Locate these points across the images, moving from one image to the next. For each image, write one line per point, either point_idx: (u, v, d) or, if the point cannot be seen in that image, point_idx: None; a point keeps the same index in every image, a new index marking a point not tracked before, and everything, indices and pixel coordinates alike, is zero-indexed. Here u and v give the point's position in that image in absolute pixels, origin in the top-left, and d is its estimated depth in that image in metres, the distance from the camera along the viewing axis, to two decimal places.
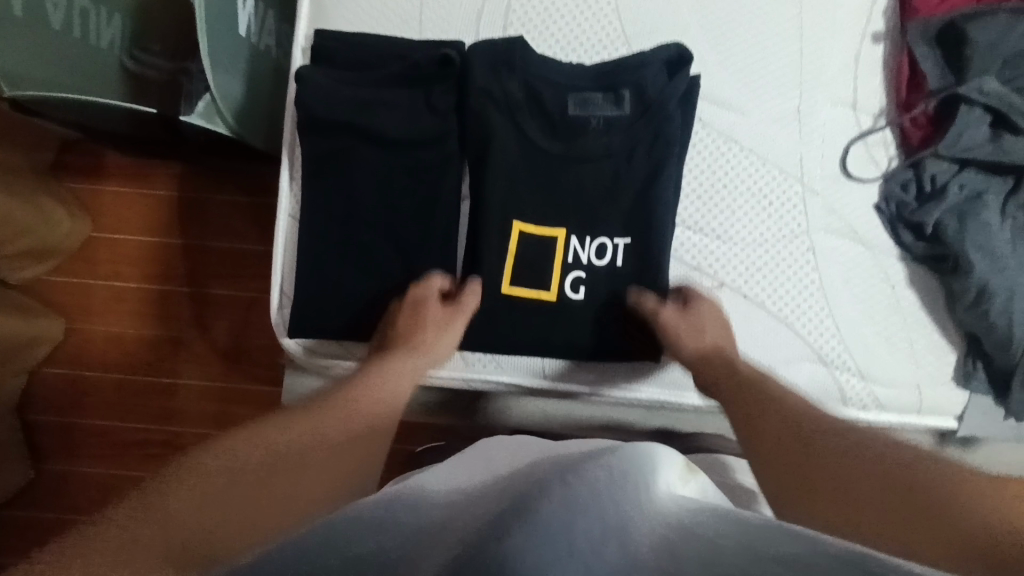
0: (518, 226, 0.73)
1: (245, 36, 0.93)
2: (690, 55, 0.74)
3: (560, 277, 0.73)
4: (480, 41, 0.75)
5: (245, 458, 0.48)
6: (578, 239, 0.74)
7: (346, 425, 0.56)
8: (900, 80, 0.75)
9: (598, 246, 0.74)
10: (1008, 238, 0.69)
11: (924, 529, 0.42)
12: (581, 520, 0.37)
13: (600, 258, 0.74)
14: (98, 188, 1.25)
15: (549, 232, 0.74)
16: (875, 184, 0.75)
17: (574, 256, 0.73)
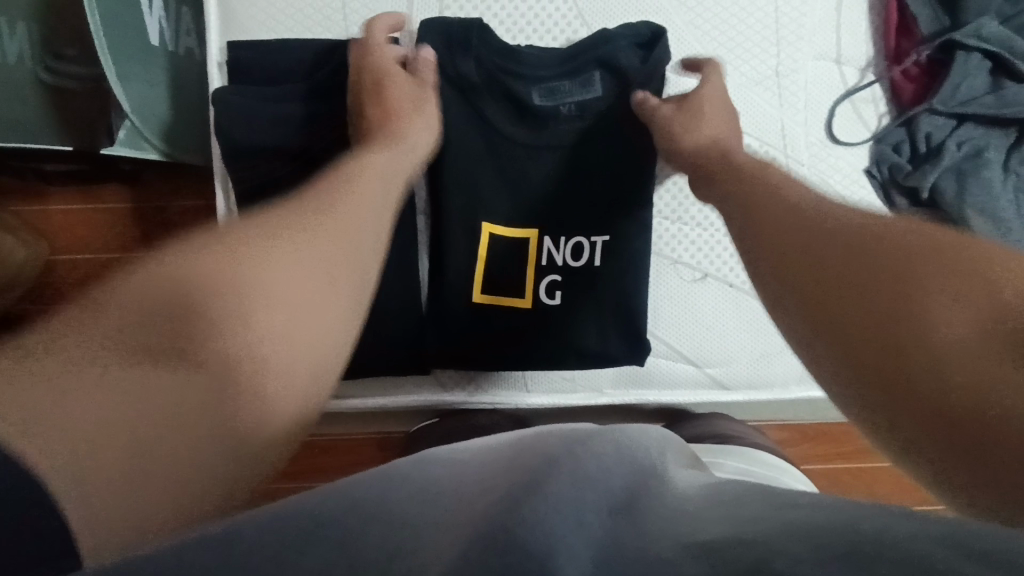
0: (487, 228, 0.67)
1: (159, 43, 0.83)
2: (665, 32, 0.66)
3: (533, 285, 0.67)
4: (429, 21, 0.66)
5: (215, 253, 0.40)
6: (552, 240, 0.67)
7: (339, 229, 0.46)
8: (889, 25, 0.67)
9: (574, 246, 0.67)
10: (1012, 197, 0.64)
11: (956, 300, 0.35)
12: (587, 497, 0.28)
13: (576, 259, 0.68)
14: (46, 209, 1.17)
15: (519, 233, 0.67)
16: (865, 147, 0.69)
17: (548, 258, 0.67)
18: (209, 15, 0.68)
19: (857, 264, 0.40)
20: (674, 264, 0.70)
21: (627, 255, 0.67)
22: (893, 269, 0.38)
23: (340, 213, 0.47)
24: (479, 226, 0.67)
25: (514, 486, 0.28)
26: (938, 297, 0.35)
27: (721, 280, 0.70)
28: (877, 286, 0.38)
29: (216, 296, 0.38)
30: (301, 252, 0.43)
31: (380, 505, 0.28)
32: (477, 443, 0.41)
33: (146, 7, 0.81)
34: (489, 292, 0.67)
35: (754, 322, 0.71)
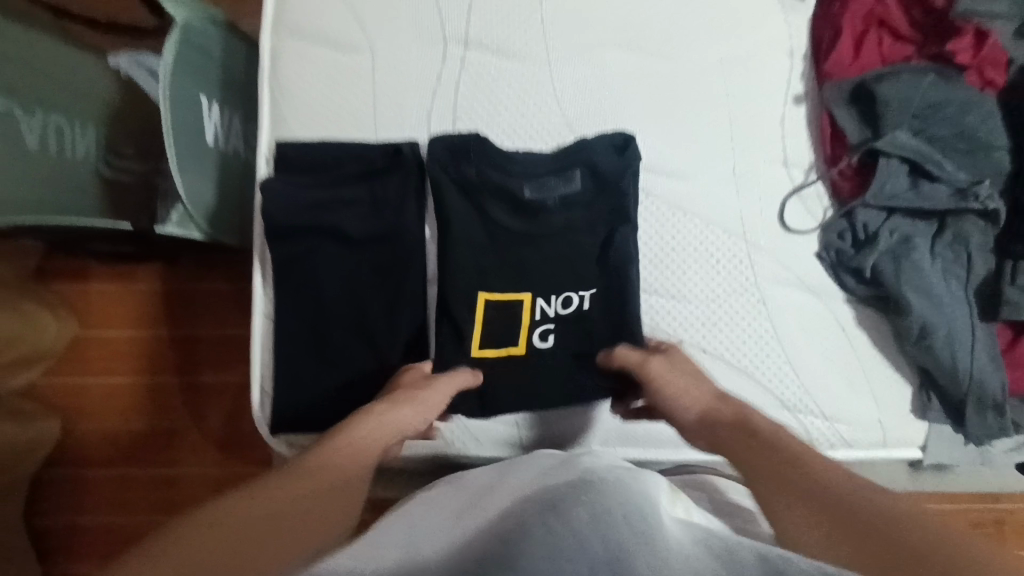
0: (484, 296, 0.76)
1: (213, 143, 0.97)
2: (635, 139, 0.80)
3: (528, 334, 0.76)
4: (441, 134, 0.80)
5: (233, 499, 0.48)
6: (544, 298, 0.76)
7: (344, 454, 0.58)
8: (823, 137, 0.81)
9: (564, 298, 0.76)
10: (941, 276, 0.75)
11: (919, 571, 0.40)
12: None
13: (566, 308, 0.76)
14: (84, 288, 1.28)
15: (514, 295, 0.76)
16: (814, 235, 0.80)
17: (541, 312, 0.76)
18: (263, 122, 0.82)
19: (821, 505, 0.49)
20: (652, 331, 0.79)
21: (608, 322, 0.77)
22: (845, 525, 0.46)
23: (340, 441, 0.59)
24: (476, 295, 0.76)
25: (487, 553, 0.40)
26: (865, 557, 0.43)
27: (696, 347, 0.78)
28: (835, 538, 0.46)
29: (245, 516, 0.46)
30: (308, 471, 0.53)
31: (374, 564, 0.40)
32: (454, 527, 0.49)
33: (207, 115, 0.96)
34: (487, 347, 0.76)
35: (729, 386, 0.77)
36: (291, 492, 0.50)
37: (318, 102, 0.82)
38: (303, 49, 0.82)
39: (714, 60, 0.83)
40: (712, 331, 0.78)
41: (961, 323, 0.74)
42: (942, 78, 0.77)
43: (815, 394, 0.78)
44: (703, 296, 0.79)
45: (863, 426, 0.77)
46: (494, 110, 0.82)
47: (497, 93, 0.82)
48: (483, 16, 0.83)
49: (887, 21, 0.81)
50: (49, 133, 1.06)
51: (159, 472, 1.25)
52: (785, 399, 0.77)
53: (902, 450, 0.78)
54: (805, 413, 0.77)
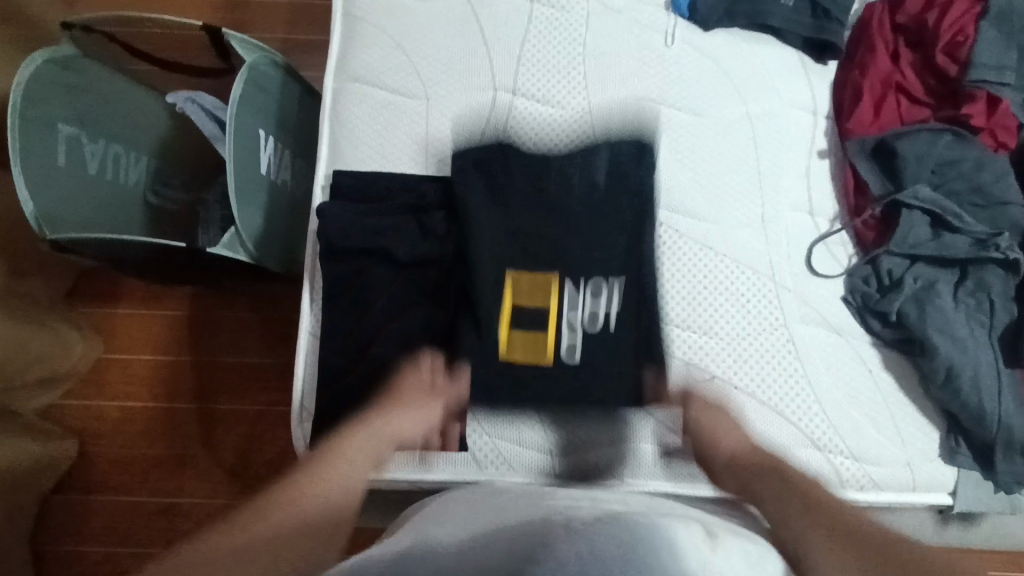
0: (513, 276, 0.80)
1: (266, 172, 1.02)
2: (655, 168, 0.85)
3: (557, 341, 0.79)
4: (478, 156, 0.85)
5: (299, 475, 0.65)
6: (572, 301, 0.79)
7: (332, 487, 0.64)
8: (847, 188, 0.87)
9: (592, 311, 0.79)
10: (964, 320, 0.79)
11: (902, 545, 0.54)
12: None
13: (594, 326, 0.79)
14: (112, 311, 1.30)
15: (541, 299, 0.79)
16: (839, 279, 0.85)
17: (570, 319, 0.79)
18: (322, 153, 0.88)
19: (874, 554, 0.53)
20: (684, 363, 0.81)
21: (632, 343, 0.79)
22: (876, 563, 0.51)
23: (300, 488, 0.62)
24: (507, 271, 0.80)
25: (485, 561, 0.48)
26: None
27: (727, 382, 0.80)
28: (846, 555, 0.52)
29: (312, 478, 0.64)
30: (358, 442, 0.70)
31: (394, 553, 0.51)
32: (468, 526, 0.56)
33: (263, 147, 1.02)
34: (514, 347, 0.79)
35: (760, 422, 0.79)
36: (322, 489, 0.63)
37: (373, 137, 0.88)
38: (363, 89, 0.89)
39: (740, 115, 0.90)
40: (745, 367, 0.81)
41: (985, 366, 0.77)
42: (958, 137, 0.84)
43: (844, 434, 0.79)
44: (736, 331, 0.82)
45: (892, 469, 0.78)
46: (534, 142, 0.88)
47: (539, 134, 0.88)
48: (529, 67, 0.90)
49: (903, 86, 0.89)
50: (108, 160, 1.11)
51: (168, 500, 1.23)
52: (815, 438, 0.78)
53: (931, 495, 0.79)
54: (834, 453, 0.78)
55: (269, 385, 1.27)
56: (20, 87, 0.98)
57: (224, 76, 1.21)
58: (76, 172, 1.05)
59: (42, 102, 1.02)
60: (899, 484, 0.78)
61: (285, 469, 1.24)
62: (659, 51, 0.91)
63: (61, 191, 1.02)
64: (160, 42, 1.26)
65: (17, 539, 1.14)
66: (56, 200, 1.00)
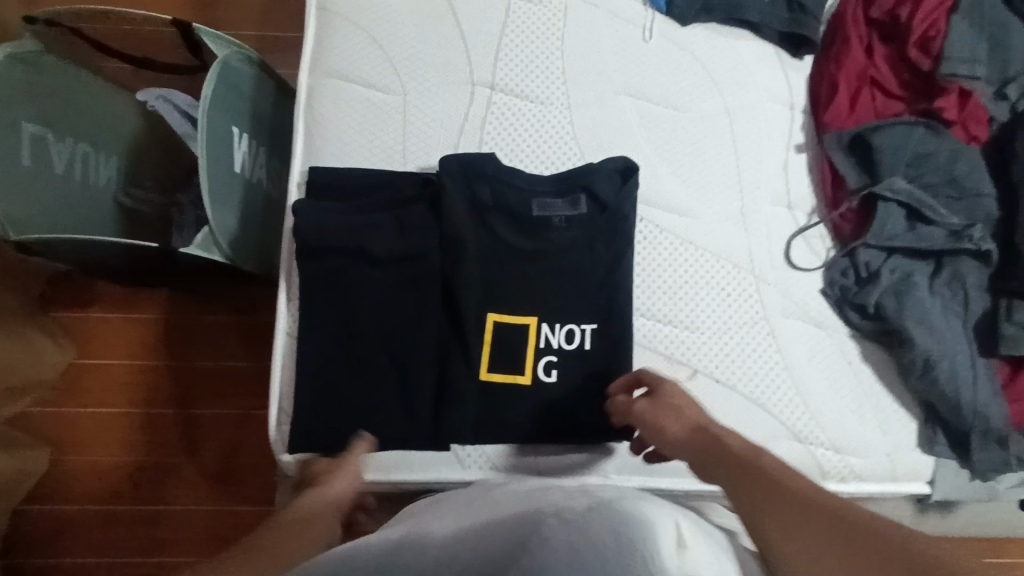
0: (493, 317, 0.79)
1: (240, 170, 1.00)
2: (635, 165, 0.84)
3: (534, 361, 0.78)
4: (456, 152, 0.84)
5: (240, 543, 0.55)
6: (548, 325, 0.79)
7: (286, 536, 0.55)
8: (824, 181, 0.88)
9: (567, 330, 0.79)
10: (940, 311, 0.80)
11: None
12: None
13: (570, 343, 0.79)
14: (83, 316, 1.26)
15: (521, 319, 0.79)
16: (819, 272, 0.85)
17: (546, 341, 0.79)
18: (297, 149, 0.86)
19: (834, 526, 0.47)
20: (666, 358, 0.81)
21: (613, 340, 0.79)
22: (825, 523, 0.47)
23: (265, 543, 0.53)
24: (486, 316, 0.79)
25: (490, 537, 0.49)
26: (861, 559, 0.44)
27: (709, 375, 0.80)
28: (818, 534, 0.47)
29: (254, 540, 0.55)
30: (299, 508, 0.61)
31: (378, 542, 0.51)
32: (463, 519, 0.55)
33: (236, 144, 1.00)
34: (494, 371, 0.78)
35: (741, 415, 0.79)
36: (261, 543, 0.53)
37: (349, 134, 0.86)
38: (338, 85, 0.88)
39: (718, 110, 0.90)
40: (726, 361, 0.81)
41: (962, 356, 0.78)
42: (931, 129, 0.85)
43: (824, 425, 0.79)
44: (716, 324, 0.82)
45: (873, 459, 0.79)
46: (513, 135, 0.87)
47: (516, 129, 0.87)
48: (507, 60, 0.89)
49: (878, 79, 0.90)
50: (76, 160, 1.07)
51: (145, 509, 1.20)
52: (795, 430, 0.79)
53: (911, 485, 0.80)
54: (815, 444, 0.79)
55: (248, 389, 1.25)
56: None
57: (196, 73, 1.18)
58: (42, 172, 1.02)
59: (5, 102, 0.99)
60: (879, 474, 0.79)
61: (267, 473, 1.22)
62: (637, 46, 0.91)
63: (26, 192, 0.99)
64: (129, 38, 1.23)
65: None
66: (19, 201, 0.98)
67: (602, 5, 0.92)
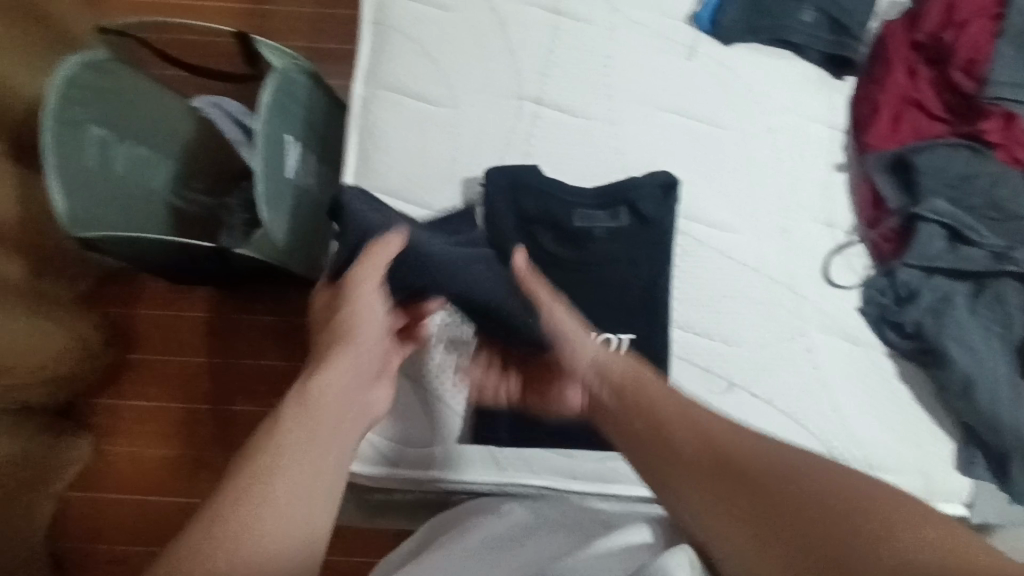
0: None
1: (292, 176, 1.04)
2: (677, 180, 0.87)
3: None
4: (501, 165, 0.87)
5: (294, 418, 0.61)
6: (589, 334, 0.82)
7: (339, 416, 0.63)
8: (865, 201, 0.89)
9: (606, 339, 0.81)
10: (982, 333, 0.80)
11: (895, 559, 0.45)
12: None
13: (609, 351, 0.81)
14: (130, 312, 1.32)
15: None
16: (857, 290, 0.86)
17: (587, 349, 0.81)
18: (349, 158, 0.89)
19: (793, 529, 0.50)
20: (703, 370, 0.82)
21: (651, 350, 0.82)
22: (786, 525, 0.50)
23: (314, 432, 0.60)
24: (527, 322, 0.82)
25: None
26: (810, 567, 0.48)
27: (745, 388, 0.81)
28: (760, 545, 0.51)
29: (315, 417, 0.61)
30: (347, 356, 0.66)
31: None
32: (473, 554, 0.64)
33: (289, 151, 1.04)
34: None
35: (777, 429, 0.80)
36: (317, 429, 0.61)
37: (401, 144, 0.90)
38: (391, 97, 0.91)
39: (758, 128, 0.91)
40: (763, 375, 0.82)
41: (1004, 377, 0.78)
42: (975, 152, 0.86)
43: (860, 443, 0.80)
44: (754, 338, 0.83)
45: (909, 478, 0.79)
46: (558, 147, 0.90)
47: (562, 143, 0.90)
48: (554, 76, 0.92)
49: (921, 101, 0.90)
50: (133, 163, 1.13)
51: (182, 500, 1.24)
52: (829, 446, 0.80)
53: (947, 505, 0.80)
54: (848, 461, 0.80)
55: (283, 387, 1.29)
56: (58, 87, 1.01)
57: (249, 82, 1.24)
58: (105, 174, 1.07)
59: (74, 105, 1.04)
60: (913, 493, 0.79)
61: None
62: (680, 64, 0.93)
63: (90, 191, 1.04)
64: (187, 48, 1.29)
65: (34, 536, 1.15)
66: (85, 201, 1.03)
67: (647, 25, 0.95)
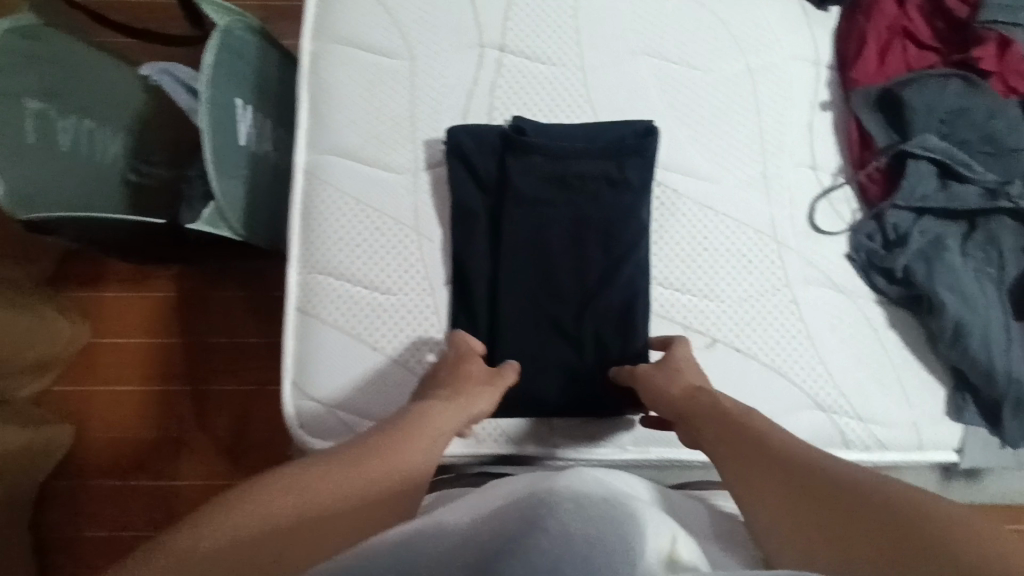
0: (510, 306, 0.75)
1: (245, 144, 0.98)
2: (656, 128, 0.81)
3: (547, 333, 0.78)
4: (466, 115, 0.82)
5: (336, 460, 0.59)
6: (562, 296, 0.78)
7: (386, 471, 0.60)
8: (851, 141, 0.84)
9: (582, 302, 0.78)
10: (974, 276, 0.77)
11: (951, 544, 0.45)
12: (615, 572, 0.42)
13: (585, 314, 0.78)
14: (98, 294, 1.27)
15: (534, 290, 0.78)
16: (844, 236, 0.82)
17: (559, 312, 0.78)
18: (301, 119, 0.83)
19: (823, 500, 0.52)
20: (684, 328, 0.79)
21: (631, 310, 0.77)
22: (807, 495, 0.53)
23: (364, 468, 0.59)
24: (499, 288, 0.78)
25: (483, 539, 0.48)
26: (833, 548, 0.49)
27: (729, 345, 0.78)
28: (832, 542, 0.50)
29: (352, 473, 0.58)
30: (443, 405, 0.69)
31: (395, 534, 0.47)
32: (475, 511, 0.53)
33: (241, 116, 0.97)
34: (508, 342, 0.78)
35: (762, 385, 0.77)
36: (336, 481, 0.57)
37: (355, 101, 0.84)
38: (342, 51, 0.85)
39: (737, 67, 0.86)
40: (747, 329, 0.78)
41: (994, 321, 0.75)
42: (967, 83, 0.81)
43: (849, 395, 0.77)
44: (738, 294, 0.79)
45: (897, 429, 0.77)
46: (525, 87, 0.84)
47: (529, 93, 0.84)
48: (519, 21, 0.85)
49: (910, 30, 0.85)
50: (80, 136, 1.06)
51: (164, 483, 1.21)
52: (819, 399, 0.77)
53: (938, 454, 0.77)
54: (839, 414, 0.77)
55: (258, 365, 1.25)
56: None
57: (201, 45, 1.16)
58: (50, 149, 1.01)
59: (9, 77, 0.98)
60: (903, 444, 0.77)
61: (283, 447, 1.23)
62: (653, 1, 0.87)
63: (34, 167, 0.98)
64: (134, 11, 1.21)
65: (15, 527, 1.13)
66: (31, 179, 0.96)
67: None
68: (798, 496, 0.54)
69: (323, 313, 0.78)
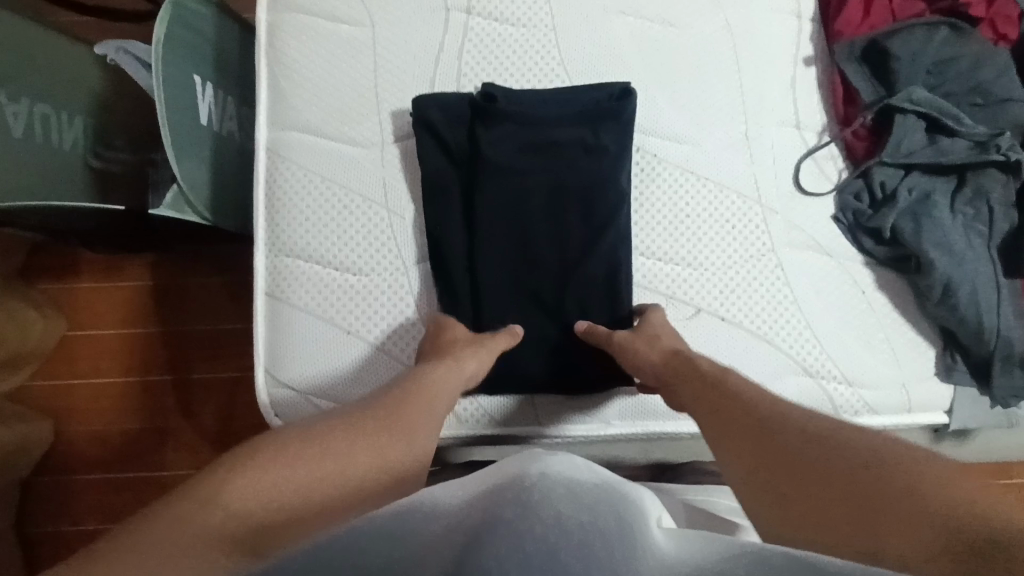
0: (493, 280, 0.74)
1: (207, 123, 0.93)
2: (633, 90, 0.78)
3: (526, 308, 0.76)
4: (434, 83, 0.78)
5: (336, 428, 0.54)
6: (540, 270, 0.76)
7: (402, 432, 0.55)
8: (836, 97, 0.81)
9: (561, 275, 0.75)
10: (962, 232, 0.75)
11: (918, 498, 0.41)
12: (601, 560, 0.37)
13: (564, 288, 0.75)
14: (70, 286, 1.23)
15: (511, 265, 0.76)
16: (830, 197, 0.79)
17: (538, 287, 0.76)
18: (260, 93, 0.79)
19: (811, 462, 0.47)
20: (667, 298, 0.76)
21: (611, 280, 0.75)
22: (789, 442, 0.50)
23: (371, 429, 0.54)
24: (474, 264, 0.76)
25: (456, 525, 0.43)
26: (787, 487, 0.46)
27: (713, 314, 0.76)
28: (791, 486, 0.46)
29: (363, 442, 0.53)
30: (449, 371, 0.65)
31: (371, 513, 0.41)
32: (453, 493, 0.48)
33: (201, 94, 0.93)
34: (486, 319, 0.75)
35: (747, 353, 0.75)
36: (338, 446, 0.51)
37: (316, 73, 0.79)
38: (300, 19, 0.80)
39: (717, 22, 0.82)
40: (731, 297, 0.76)
41: (983, 278, 0.74)
42: (955, 30, 0.78)
43: (837, 359, 0.75)
44: (722, 261, 0.77)
45: (887, 392, 0.76)
46: (494, 53, 0.80)
47: (499, 58, 0.80)
48: None
49: None
50: (35, 121, 1.01)
51: (151, 475, 1.19)
52: (807, 365, 0.75)
53: (927, 415, 0.76)
54: (827, 379, 0.75)
55: (240, 352, 1.22)
56: None
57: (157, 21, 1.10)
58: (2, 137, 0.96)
59: None
60: (892, 407, 0.76)
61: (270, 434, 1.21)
62: None
63: None
64: None
65: None
66: None
67: None
68: (773, 443, 0.50)
69: (293, 297, 0.75)
